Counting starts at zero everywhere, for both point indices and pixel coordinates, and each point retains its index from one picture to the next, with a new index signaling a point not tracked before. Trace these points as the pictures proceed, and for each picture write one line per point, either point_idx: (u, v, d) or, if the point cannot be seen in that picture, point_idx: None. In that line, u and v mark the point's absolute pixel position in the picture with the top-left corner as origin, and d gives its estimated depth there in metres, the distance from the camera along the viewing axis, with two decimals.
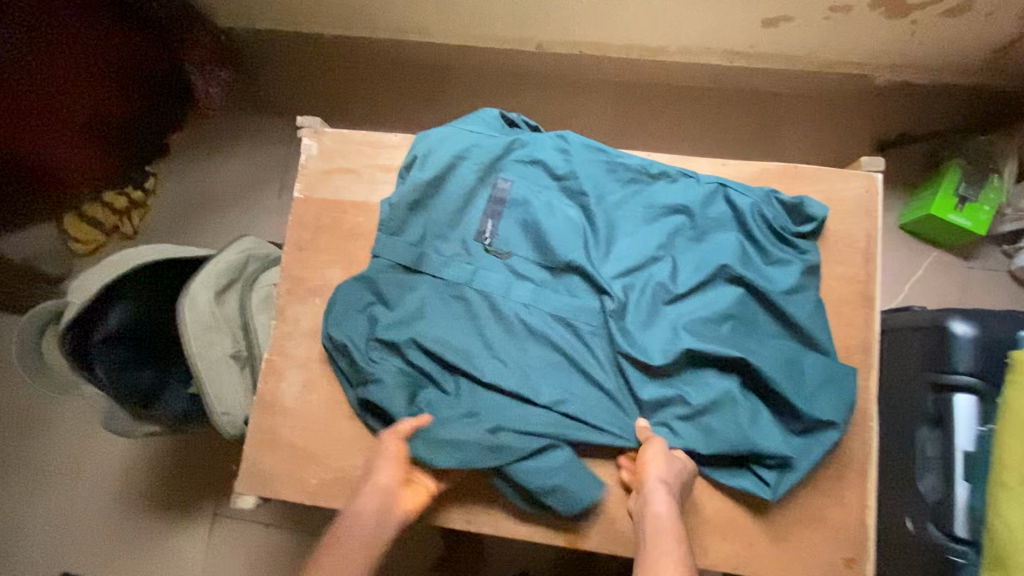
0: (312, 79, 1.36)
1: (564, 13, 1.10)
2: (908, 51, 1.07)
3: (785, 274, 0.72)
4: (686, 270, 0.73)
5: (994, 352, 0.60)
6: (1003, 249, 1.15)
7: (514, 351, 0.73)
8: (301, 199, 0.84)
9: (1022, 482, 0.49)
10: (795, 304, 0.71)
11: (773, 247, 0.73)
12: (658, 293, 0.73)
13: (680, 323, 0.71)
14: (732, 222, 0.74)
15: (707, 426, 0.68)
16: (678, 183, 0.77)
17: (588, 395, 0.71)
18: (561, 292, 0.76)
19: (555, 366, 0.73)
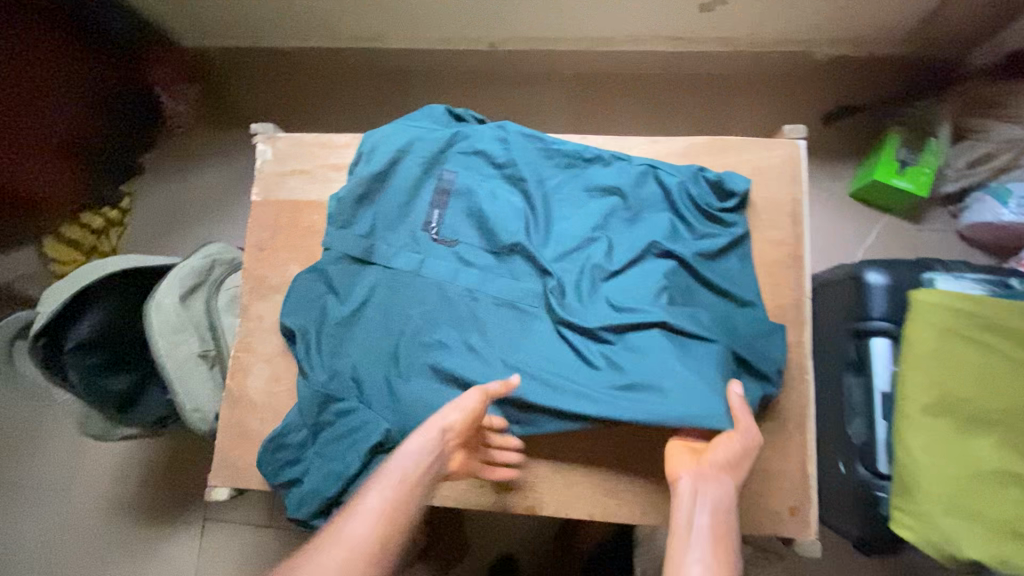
0: (275, 90, 1.40)
1: (510, 10, 1.14)
2: (841, 24, 1.11)
3: (711, 244, 0.76)
4: (619, 249, 0.77)
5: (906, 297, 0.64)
6: (949, 209, 1.19)
7: (459, 334, 0.77)
8: (258, 201, 0.88)
9: (919, 410, 0.53)
10: (721, 271, 0.76)
11: (699, 223, 0.78)
12: (595, 272, 0.76)
13: (614, 299, 0.74)
14: (663, 202, 0.79)
15: (640, 392, 0.68)
16: (611, 167, 0.82)
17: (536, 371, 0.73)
18: (505, 275, 0.79)
19: (499, 347, 0.76)
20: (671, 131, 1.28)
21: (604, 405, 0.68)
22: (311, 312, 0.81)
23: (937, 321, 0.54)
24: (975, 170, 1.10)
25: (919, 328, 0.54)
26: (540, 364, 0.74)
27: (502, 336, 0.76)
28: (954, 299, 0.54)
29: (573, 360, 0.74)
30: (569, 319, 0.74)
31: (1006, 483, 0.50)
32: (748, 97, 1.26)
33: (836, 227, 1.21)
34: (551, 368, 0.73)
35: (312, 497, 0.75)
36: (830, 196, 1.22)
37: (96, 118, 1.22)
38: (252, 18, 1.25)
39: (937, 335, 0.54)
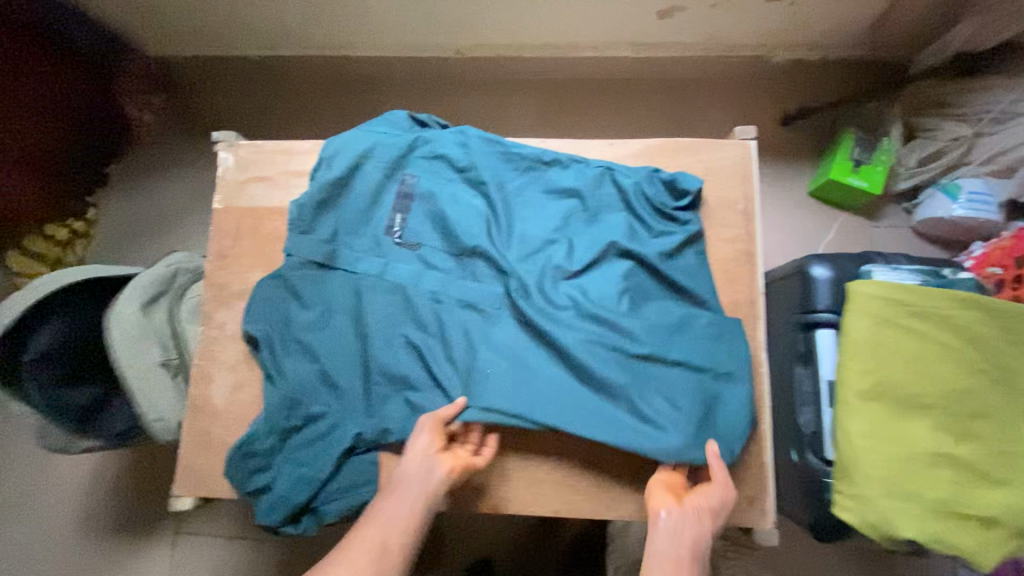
0: (242, 98, 1.40)
1: (474, 18, 1.16)
2: (795, 30, 1.14)
3: (667, 243, 0.78)
4: (578, 251, 0.78)
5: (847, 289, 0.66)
6: (904, 206, 1.23)
7: (422, 337, 0.77)
8: (220, 209, 0.88)
9: (856, 397, 0.55)
10: (679, 269, 0.77)
11: (656, 222, 0.79)
12: (556, 277, 0.78)
13: (574, 301, 0.75)
14: (620, 204, 0.81)
15: (592, 404, 0.70)
16: (569, 169, 0.83)
17: (501, 372, 0.72)
18: (468, 278, 0.80)
19: (458, 350, 0.76)
20: (636, 134, 1.31)
21: (557, 417, 0.70)
22: (275, 316, 0.81)
23: (871, 310, 0.56)
24: (925, 168, 1.14)
25: (855, 318, 0.56)
26: (500, 367, 0.73)
27: (462, 340, 0.76)
28: (887, 289, 0.56)
29: (534, 364, 0.73)
30: (530, 323, 0.76)
31: (936, 464, 0.52)
32: (710, 100, 1.29)
33: (796, 225, 1.24)
34: (516, 369, 0.72)
35: (279, 503, 0.74)
36: (790, 196, 1.25)
37: (60, 129, 1.20)
38: (217, 27, 1.25)
39: (871, 324, 0.56)
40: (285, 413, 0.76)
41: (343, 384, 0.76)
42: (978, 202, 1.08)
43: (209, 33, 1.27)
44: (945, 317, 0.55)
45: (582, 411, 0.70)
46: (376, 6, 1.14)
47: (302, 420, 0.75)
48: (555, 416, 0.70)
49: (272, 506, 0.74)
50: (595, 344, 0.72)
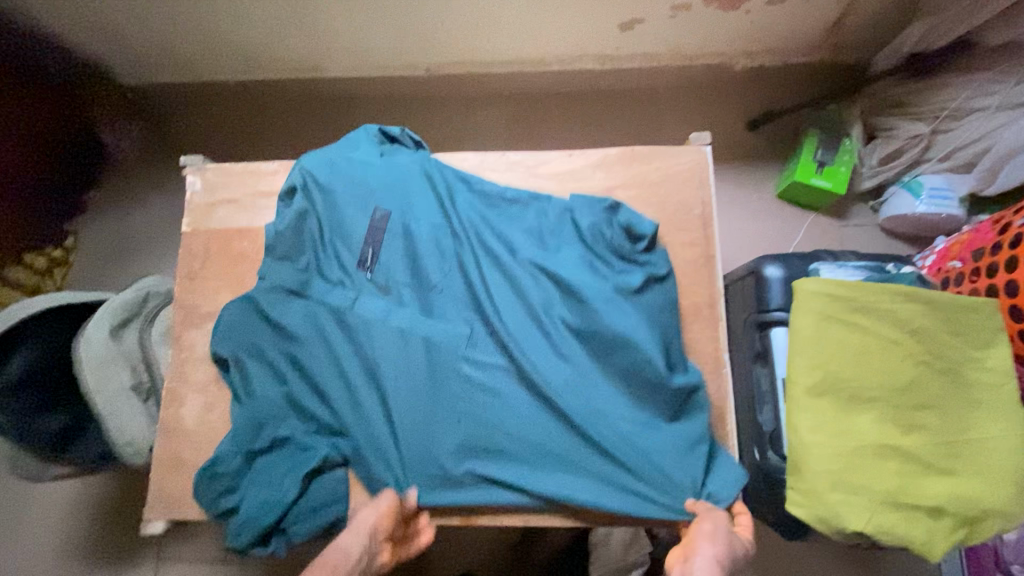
0: (219, 123, 1.42)
1: (440, 37, 1.18)
2: (754, 38, 1.17)
3: (631, 278, 0.78)
4: (547, 286, 0.79)
5: None
6: (871, 205, 1.25)
7: (389, 373, 0.77)
8: (189, 232, 0.89)
9: (804, 393, 0.55)
10: (647, 301, 0.77)
11: (615, 261, 0.79)
12: (522, 318, 0.78)
13: (540, 345, 0.76)
14: (578, 241, 0.81)
15: (544, 455, 0.74)
16: (530, 208, 0.84)
17: (467, 425, 0.75)
18: (435, 317, 0.80)
19: (424, 392, 0.77)
20: (606, 144, 1.33)
21: (510, 469, 0.74)
22: (243, 341, 0.80)
23: (817, 307, 0.57)
24: (889, 166, 1.16)
25: (801, 316, 0.57)
26: (467, 413, 0.76)
27: (427, 380, 0.77)
28: (830, 287, 0.57)
29: (499, 414, 0.75)
30: (497, 371, 0.77)
31: (882, 455, 0.54)
32: (677, 109, 1.32)
33: (766, 227, 1.26)
34: (485, 420, 0.75)
35: (246, 525, 0.74)
36: (758, 199, 1.27)
37: (35, 159, 1.22)
38: (189, 54, 1.27)
39: (817, 320, 0.56)
40: (254, 442, 0.76)
41: (313, 418, 0.78)
42: (938, 198, 1.11)
43: (181, 60, 1.29)
44: (890, 312, 0.56)
45: (535, 460, 0.74)
46: (343, 28, 1.16)
47: (270, 449, 0.76)
48: (509, 469, 0.74)
49: (238, 530, 0.74)
50: (558, 391, 0.74)
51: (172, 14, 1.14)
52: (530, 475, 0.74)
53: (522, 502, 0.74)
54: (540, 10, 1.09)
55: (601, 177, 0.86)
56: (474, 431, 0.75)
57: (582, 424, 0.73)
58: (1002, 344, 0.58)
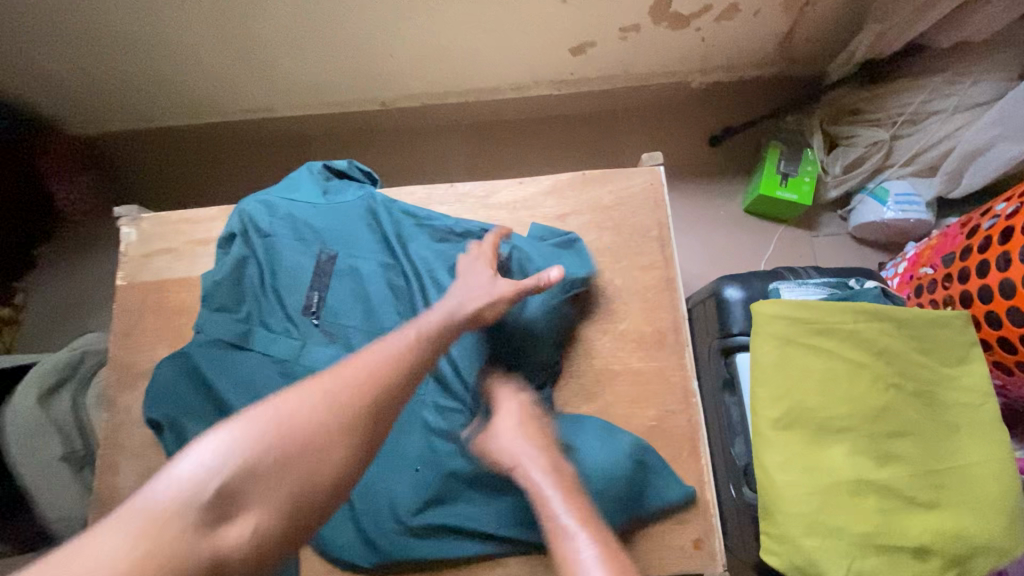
0: (177, 170, 1.39)
1: (392, 69, 1.16)
2: (709, 54, 1.16)
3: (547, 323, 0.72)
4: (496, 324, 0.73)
5: None
6: (839, 214, 1.22)
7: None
8: (123, 286, 0.84)
9: (771, 428, 0.51)
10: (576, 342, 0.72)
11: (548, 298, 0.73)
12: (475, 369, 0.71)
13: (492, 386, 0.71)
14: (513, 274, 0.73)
15: (504, 501, 0.69)
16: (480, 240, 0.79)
17: (425, 476, 0.69)
18: None
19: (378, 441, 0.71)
20: (569, 169, 1.31)
21: (470, 517, 0.69)
22: (178, 398, 0.74)
23: (778, 331, 0.53)
24: (852, 174, 1.14)
25: (761, 342, 0.53)
26: (426, 461, 0.70)
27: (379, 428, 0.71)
28: (788, 308, 0.53)
29: (458, 462, 0.69)
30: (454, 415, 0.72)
31: (859, 492, 0.49)
32: (638, 129, 1.30)
33: (736, 243, 1.23)
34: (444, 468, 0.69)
35: None
36: (727, 215, 1.24)
37: None
38: (137, 100, 1.24)
39: (778, 346, 0.52)
40: None
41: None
42: (905, 202, 1.09)
43: (132, 108, 1.26)
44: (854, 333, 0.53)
45: (495, 507, 0.69)
46: (291, 66, 1.14)
47: None
48: (467, 515, 0.69)
49: None
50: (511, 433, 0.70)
51: (116, 59, 1.11)
52: (490, 521, 0.69)
53: (483, 551, 0.69)
54: (490, 37, 1.08)
55: (554, 204, 0.83)
56: (432, 482, 0.69)
57: None
58: (976, 361, 0.55)
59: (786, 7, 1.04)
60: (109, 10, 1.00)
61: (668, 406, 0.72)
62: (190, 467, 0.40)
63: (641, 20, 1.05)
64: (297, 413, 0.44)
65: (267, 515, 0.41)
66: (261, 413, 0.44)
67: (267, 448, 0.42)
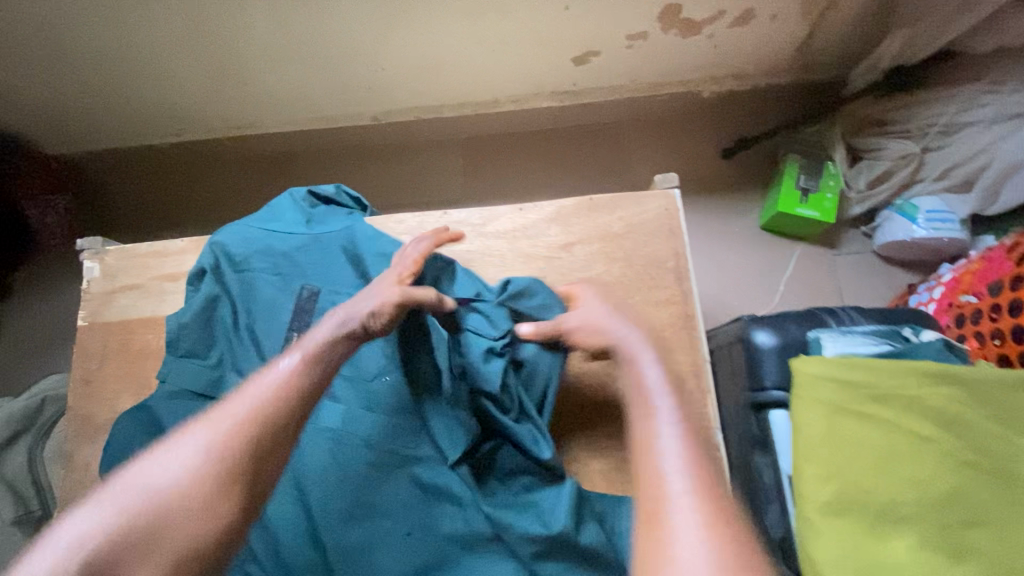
0: (157, 191, 1.31)
1: (383, 82, 1.09)
2: (721, 63, 1.08)
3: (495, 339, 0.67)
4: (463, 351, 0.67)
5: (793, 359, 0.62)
6: (863, 230, 1.14)
7: (318, 480, 0.63)
8: (85, 326, 0.77)
9: (819, 512, 0.51)
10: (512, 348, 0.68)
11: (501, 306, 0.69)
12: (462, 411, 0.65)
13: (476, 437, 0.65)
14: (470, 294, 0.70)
15: (503, 565, 0.60)
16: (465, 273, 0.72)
17: (416, 542, 0.61)
18: (369, 409, 0.66)
19: (361, 501, 0.63)
20: (572, 186, 1.23)
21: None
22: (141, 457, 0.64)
23: (827, 395, 0.54)
24: (878, 190, 1.06)
25: (809, 407, 0.55)
26: (422, 524, 0.62)
27: (362, 485, 0.63)
28: (834, 369, 0.55)
29: (452, 520, 0.62)
30: (446, 467, 0.64)
31: None
32: (645, 142, 1.22)
33: (752, 263, 1.15)
34: (440, 526, 0.62)
35: None
36: (742, 232, 1.16)
37: None
38: (113, 118, 1.17)
39: (824, 415, 0.54)
40: None
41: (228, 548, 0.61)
42: (936, 220, 1.01)
43: (106, 125, 1.19)
44: (915, 399, 0.53)
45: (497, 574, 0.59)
46: (276, 81, 1.07)
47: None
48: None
49: None
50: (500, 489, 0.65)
51: (88, 76, 1.04)
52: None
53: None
54: (487, 49, 1.01)
55: (557, 232, 0.75)
56: (424, 543, 0.61)
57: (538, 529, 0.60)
58: None
59: (805, 11, 0.96)
60: (77, 24, 0.92)
61: None
62: (72, 537, 0.42)
63: (650, 27, 0.97)
64: (188, 458, 0.47)
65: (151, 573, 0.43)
66: (144, 467, 0.47)
67: (154, 502, 0.45)
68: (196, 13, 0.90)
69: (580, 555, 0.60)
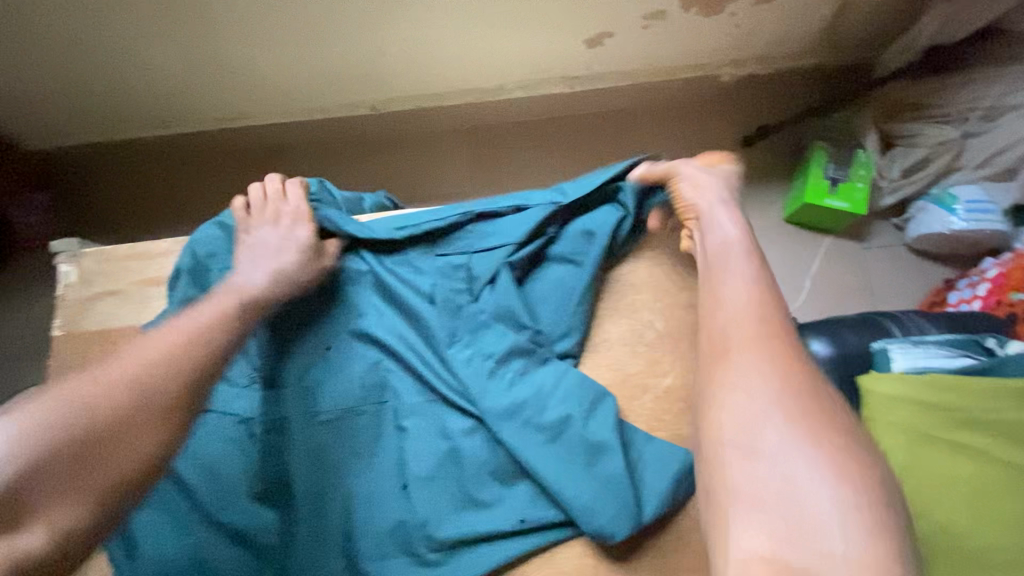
0: (143, 187, 1.24)
1: (381, 69, 1.02)
2: (743, 44, 1.01)
3: (502, 243, 0.67)
4: (461, 239, 0.68)
5: (847, 371, 0.59)
6: (893, 222, 1.07)
7: (318, 446, 0.61)
8: (60, 337, 0.70)
9: None
10: (503, 235, 0.67)
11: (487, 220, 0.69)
12: (454, 296, 0.66)
13: (467, 318, 0.64)
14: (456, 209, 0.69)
15: (522, 486, 0.59)
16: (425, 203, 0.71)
17: (433, 472, 0.60)
18: (347, 366, 0.64)
19: (361, 460, 0.61)
20: (584, 176, 1.16)
21: (477, 516, 0.58)
22: None
23: (905, 417, 0.51)
24: (912, 179, 0.99)
25: (887, 435, 0.52)
26: (431, 462, 0.60)
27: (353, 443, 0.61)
28: (908, 390, 0.52)
29: (438, 449, 0.61)
30: (437, 402, 0.63)
31: None
32: (660, 129, 1.15)
33: (776, 259, 1.08)
34: (452, 455, 0.61)
35: None
36: (764, 225, 1.09)
37: None
38: (93, 111, 1.10)
39: (903, 446, 0.51)
40: None
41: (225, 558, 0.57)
42: (977, 210, 0.94)
43: (85, 117, 1.11)
44: (1012, 425, 0.50)
45: (505, 503, 0.59)
46: (267, 68, 1.00)
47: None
48: (474, 522, 0.58)
49: None
50: (493, 389, 0.61)
51: (62, 65, 0.97)
52: (537, 562, 0.58)
53: (520, 555, 0.58)
54: (492, 31, 0.93)
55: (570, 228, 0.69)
56: (421, 476, 0.60)
57: (548, 430, 0.59)
58: None
59: None
60: (46, 5, 0.84)
61: None
62: None
63: (668, 5, 0.90)
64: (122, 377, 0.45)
65: (66, 515, 0.39)
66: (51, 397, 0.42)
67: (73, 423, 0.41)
68: None
69: (582, 462, 0.57)
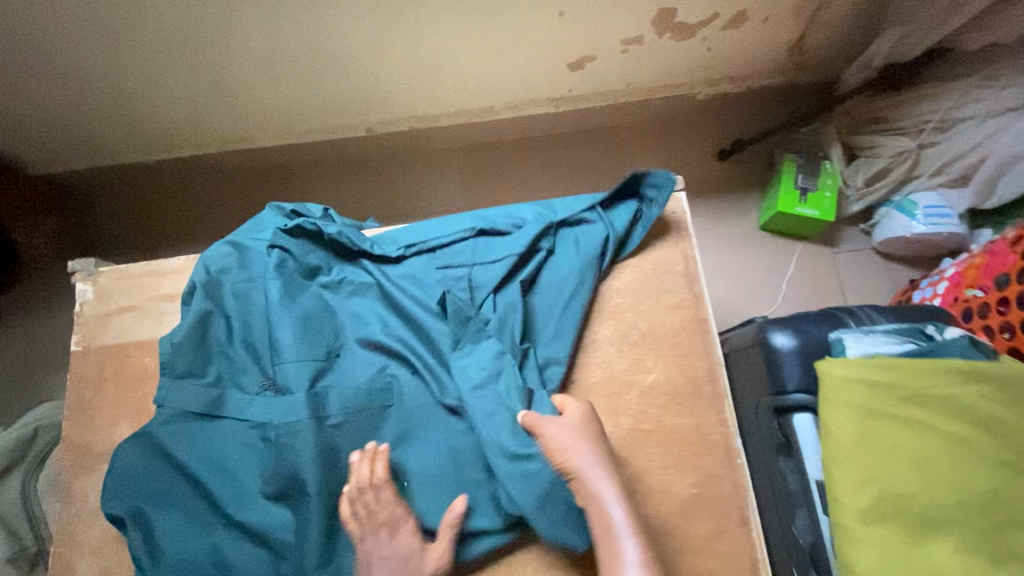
0: (146, 209, 1.29)
1: (377, 93, 1.07)
2: (715, 65, 1.08)
3: (504, 255, 0.71)
4: (465, 253, 0.74)
5: (811, 360, 0.64)
6: (861, 228, 1.15)
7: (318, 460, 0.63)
8: (79, 351, 0.74)
9: (859, 522, 0.53)
10: (503, 249, 0.72)
11: (491, 234, 0.75)
12: (462, 307, 0.68)
13: (476, 327, 0.67)
14: (461, 226, 0.75)
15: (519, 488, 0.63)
16: (435, 220, 0.77)
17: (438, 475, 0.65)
18: (361, 374, 0.68)
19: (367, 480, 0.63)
20: (571, 190, 1.22)
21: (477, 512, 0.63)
22: (157, 488, 0.64)
23: (855, 392, 0.57)
24: (875, 187, 1.07)
25: (839, 412, 0.57)
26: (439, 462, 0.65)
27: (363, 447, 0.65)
28: (860, 369, 0.58)
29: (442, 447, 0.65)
30: (446, 406, 0.67)
31: None
32: (641, 146, 1.22)
33: (754, 264, 1.14)
34: (459, 455, 0.65)
35: None
36: (741, 233, 1.16)
37: None
38: (100, 137, 1.14)
39: (854, 420, 0.56)
40: None
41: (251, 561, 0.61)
42: (935, 215, 1.02)
43: (90, 143, 1.15)
44: (947, 397, 0.56)
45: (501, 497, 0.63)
46: (270, 96, 1.06)
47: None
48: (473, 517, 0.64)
49: None
50: (489, 398, 0.63)
51: (69, 94, 1.01)
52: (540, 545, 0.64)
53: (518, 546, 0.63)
54: (481, 56, 1.00)
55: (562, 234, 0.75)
56: (428, 475, 0.65)
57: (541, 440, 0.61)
58: None
59: (797, 13, 0.96)
60: (57, 41, 0.89)
61: (709, 470, 0.65)
62: None
63: (644, 32, 0.97)
64: None
65: None
66: None
67: None
68: (188, 24, 0.88)
69: None
